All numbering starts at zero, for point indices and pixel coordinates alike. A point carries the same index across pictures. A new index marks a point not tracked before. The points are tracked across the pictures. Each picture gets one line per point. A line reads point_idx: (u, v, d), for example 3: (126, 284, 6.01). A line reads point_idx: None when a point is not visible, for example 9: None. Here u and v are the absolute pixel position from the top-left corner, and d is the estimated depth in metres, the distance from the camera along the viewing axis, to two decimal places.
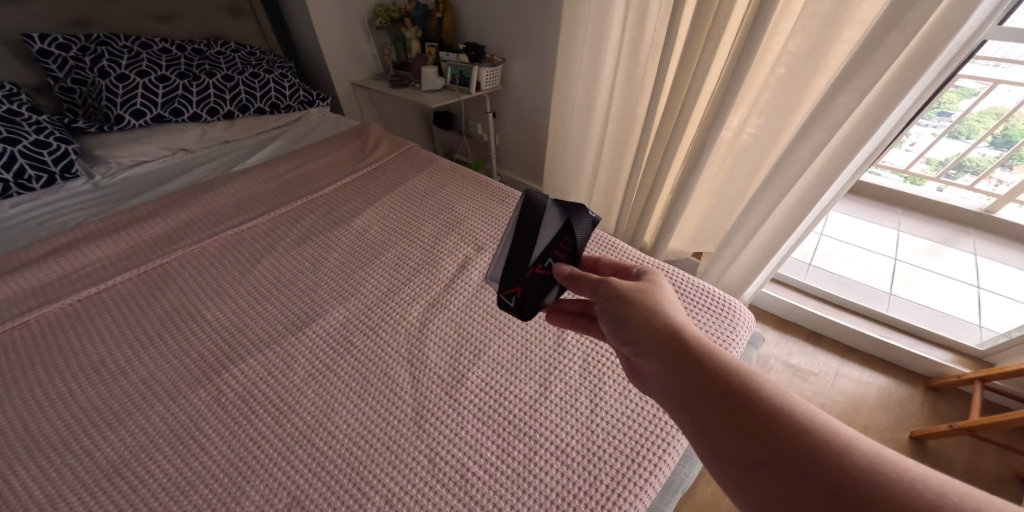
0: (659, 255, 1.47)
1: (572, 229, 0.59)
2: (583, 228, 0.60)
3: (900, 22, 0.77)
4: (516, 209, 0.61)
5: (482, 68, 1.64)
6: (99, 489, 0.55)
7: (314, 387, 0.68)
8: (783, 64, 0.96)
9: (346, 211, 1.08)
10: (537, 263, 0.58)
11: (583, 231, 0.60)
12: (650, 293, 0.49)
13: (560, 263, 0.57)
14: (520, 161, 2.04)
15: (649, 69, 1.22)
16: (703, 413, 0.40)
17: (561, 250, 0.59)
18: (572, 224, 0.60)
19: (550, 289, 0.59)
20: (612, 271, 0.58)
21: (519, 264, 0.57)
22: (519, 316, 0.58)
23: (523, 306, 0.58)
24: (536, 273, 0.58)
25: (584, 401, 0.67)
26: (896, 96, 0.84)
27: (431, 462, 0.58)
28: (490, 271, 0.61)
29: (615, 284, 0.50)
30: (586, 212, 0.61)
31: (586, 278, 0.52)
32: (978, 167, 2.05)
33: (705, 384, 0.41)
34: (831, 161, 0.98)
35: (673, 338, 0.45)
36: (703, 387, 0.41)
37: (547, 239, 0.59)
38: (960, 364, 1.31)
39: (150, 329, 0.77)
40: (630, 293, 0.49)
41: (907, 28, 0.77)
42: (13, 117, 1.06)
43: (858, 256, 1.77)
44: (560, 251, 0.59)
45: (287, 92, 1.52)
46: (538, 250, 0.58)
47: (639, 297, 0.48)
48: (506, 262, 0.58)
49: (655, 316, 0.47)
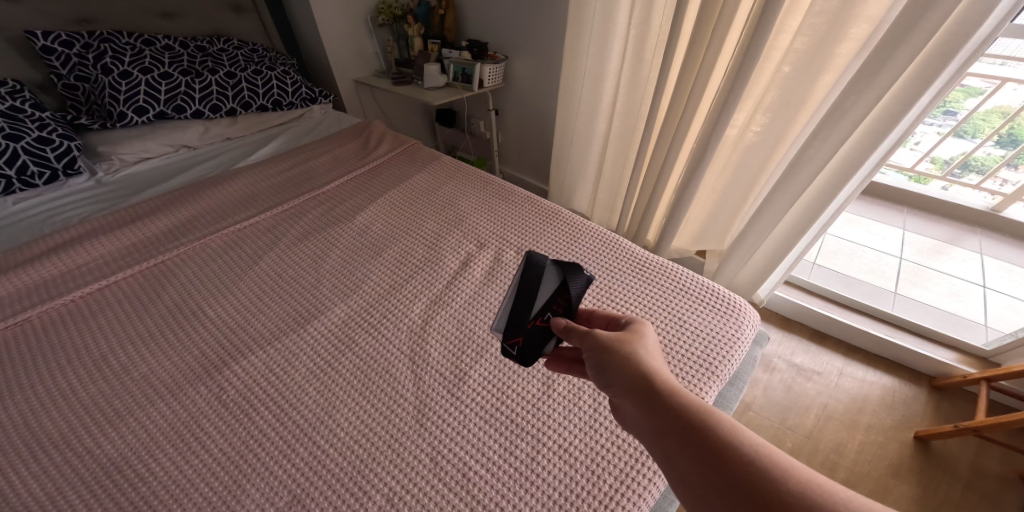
0: (662, 253, 1.46)
1: (568, 286, 0.60)
2: (580, 285, 0.60)
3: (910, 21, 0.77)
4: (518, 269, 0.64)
5: (485, 65, 1.63)
6: (102, 486, 0.55)
7: (315, 385, 0.67)
8: (790, 61, 0.95)
9: (348, 208, 1.07)
10: (536, 317, 0.59)
11: (580, 287, 0.60)
12: (628, 343, 0.49)
13: (557, 317, 0.57)
14: (522, 159, 2.04)
15: (654, 66, 1.22)
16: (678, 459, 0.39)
17: (558, 306, 0.59)
18: (568, 282, 0.60)
19: (549, 339, 0.59)
20: (603, 323, 0.57)
21: (519, 318, 0.60)
22: (520, 363, 0.59)
23: (524, 354, 0.59)
24: (536, 325, 0.59)
25: (586, 401, 0.66)
26: (911, 96, 0.83)
27: (433, 460, 0.58)
28: (495, 322, 0.63)
29: (596, 334, 0.50)
30: (581, 269, 0.61)
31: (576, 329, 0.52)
32: (984, 166, 2.02)
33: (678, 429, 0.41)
34: (844, 161, 0.98)
35: (650, 383, 0.44)
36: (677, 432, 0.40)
37: (545, 297, 0.61)
38: (965, 364, 1.30)
39: (152, 325, 0.77)
40: (608, 342, 0.49)
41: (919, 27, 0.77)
42: (17, 114, 1.06)
43: (864, 256, 1.75)
44: (558, 305, 0.59)
45: (289, 89, 1.51)
46: (537, 306, 0.60)
47: (616, 346, 0.48)
48: (507, 317, 0.61)
49: (631, 364, 0.46)
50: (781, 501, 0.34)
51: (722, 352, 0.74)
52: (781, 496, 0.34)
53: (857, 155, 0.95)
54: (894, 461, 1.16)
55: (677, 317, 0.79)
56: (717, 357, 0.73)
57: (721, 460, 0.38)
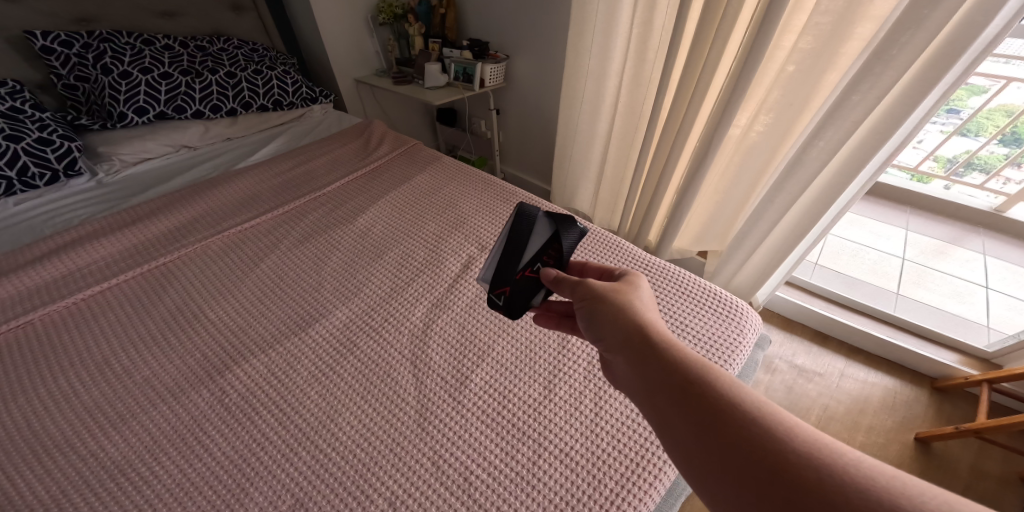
0: (664, 254, 1.46)
1: (559, 239, 0.60)
2: (572, 238, 0.61)
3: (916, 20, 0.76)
4: (508, 221, 0.63)
5: (486, 64, 1.62)
6: (103, 490, 0.55)
7: (316, 388, 0.67)
8: (794, 60, 0.94)
9: (349, 210, 1.07)
10: (526, 268, 0.60)
11: (572, 240, 0.61)
12: (622, 293, 0.50)
13: (547, 268, 0.58)
14: (523, 159, 2.03)
15: (657, 65, 1.21)
16: (667, 403, 0.40)
17: (548, 258, 0.60)
18: (560, 234, 0.61)
19: (538, 290, 0.60)
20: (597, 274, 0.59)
21: (508, 268, 0.60)
22: (507, 314, 0.59)
23: (511, 305, 0.59)
24: (525, 276, 0.60)
25: (587, 404, 0.66)
26: (914, 97, 0.83)
27: (435, 464, 0.58)
28: (483, 273, 0.64)
29: (590, 283, 0.51)
30: (574, 223, 0.61)
31: (566, 280, 0.53)
32: (988, 165, 2.01)
33: (667, 376, 0.42)
34: (846, 162, 0.97)
35: (642, 332, 0.45)
36: (666, 379, 0.42)
37: (535, 248, 0.61)
38: (967, 365, 1.30)
39: (154, 327, 0.77)
40: (603, 291, 0.50)
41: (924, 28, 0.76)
42: (17, 115, 1.06)
43: (866, 256, 1.75)
44: (548, 256, 0.60)
45: (290, 88, 1.51)
46: (527, 257, 0.60)
47: (611, 296, 0.49)
48: (496, 264, 0.61)
49: (624, 313, 0.47)
50: (764, 443, 0.36)
51: (723, 357, 0.74)
52: (761, 438, 0.36)
53: (859, 156, 0.94)
54: (894, 463, 1.15)
55: (678, 320, 0.79)
56: (718, 360, 0.73)
57: (707, 404, 0.39)
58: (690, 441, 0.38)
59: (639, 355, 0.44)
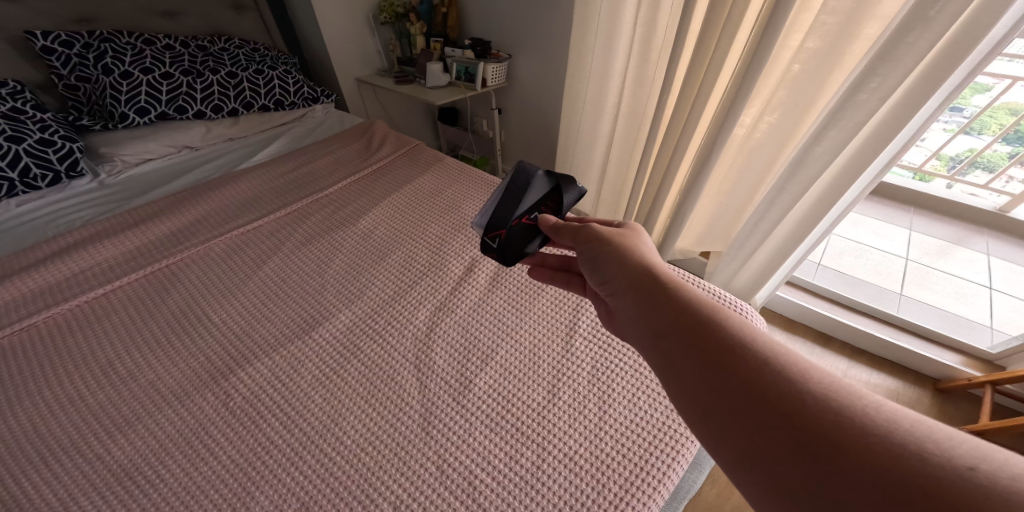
0: (666, 255, 1.45)
1: (560, 192, 0.64)
2: (572, 195, 0.64)
3: (921, 21, 0.75)
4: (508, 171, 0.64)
5: (488, 64, 1.62)
6: (107, 495, 0.54)
7: (321, 392, 0.67)
8: (800, 60, 0.93)
9: (351, 211, 1.07)
10: (524, 214, 0.60)
11: (571, 197, 0.64)
12: (624, 238, 0.51)
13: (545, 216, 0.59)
14: (525, 158, 2.02)
15: (661, 66, 1.20)
16: (664, 339, 0.42)
17: (546, 208, 0.63)
18: (561, 188, 0.64)
19: (533, 239, 0.61)
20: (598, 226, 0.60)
21: (507, 210, 0.60)
22: (500, 258, 0.59)
23: (505, 250, 0.59)
24: (523, 222, 0.60)
25: (592, 406, 0.66)
26: (918, 100, 0.82)
27: (440, 469, 0.58)
28: (479, 217, 0.62)
29: (592, 229, 0.53)
30: (574, 181, 0.65)
31: (567, 227, 0.54)
32: (992, 164, 2.00)
33: (667, 315, 0.43)
34: (849, 164, 0.96)
35: (643, 274, 0.47)
36: (665, 317, 0.43)
37: (535, 198, 0.62)
38: (971, 366, 1.29)
39: (157, 331, 0.77)
40: (606, 236, 0.51)
41: (929, 29, 0.75)
42: (19, 116, 1.06)
43: (869, 257, 1.74)
44: (547, 208, 0.63)
45: (291, 88, 1.50)
46: (527, 204, 0.61)
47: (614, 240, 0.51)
48: (494, 208, 0.61)
49: (626, 257, 0.49)
50: (755, 370, 0.37)
51: None
52: (754, 368, 0.37)
53: (863, 158, 0.93)
54: None
55: None
56: None
57: (702, 337, 0.40)
58: (683, 370, 0.39)
59: (642, 296, 0.45)
